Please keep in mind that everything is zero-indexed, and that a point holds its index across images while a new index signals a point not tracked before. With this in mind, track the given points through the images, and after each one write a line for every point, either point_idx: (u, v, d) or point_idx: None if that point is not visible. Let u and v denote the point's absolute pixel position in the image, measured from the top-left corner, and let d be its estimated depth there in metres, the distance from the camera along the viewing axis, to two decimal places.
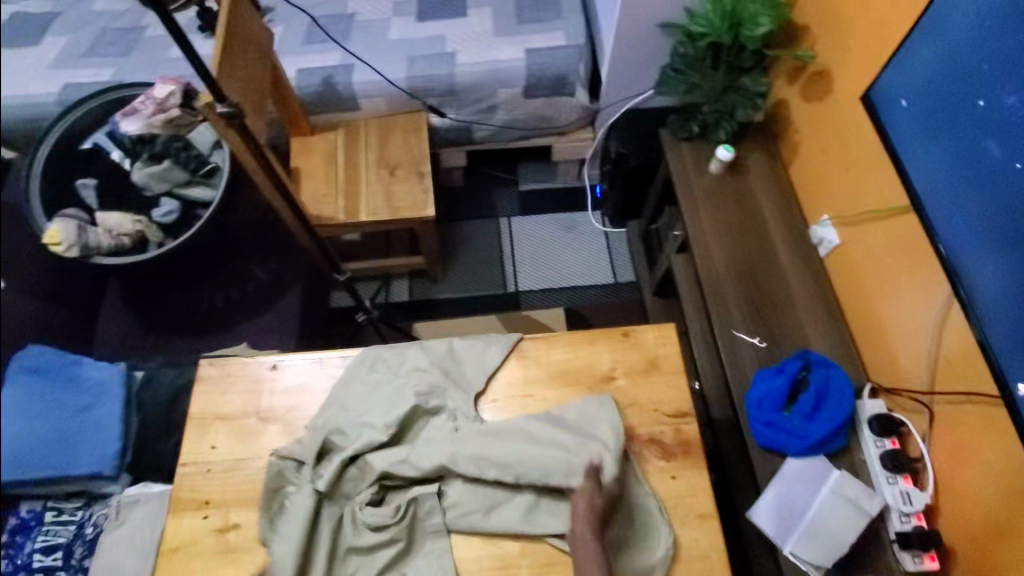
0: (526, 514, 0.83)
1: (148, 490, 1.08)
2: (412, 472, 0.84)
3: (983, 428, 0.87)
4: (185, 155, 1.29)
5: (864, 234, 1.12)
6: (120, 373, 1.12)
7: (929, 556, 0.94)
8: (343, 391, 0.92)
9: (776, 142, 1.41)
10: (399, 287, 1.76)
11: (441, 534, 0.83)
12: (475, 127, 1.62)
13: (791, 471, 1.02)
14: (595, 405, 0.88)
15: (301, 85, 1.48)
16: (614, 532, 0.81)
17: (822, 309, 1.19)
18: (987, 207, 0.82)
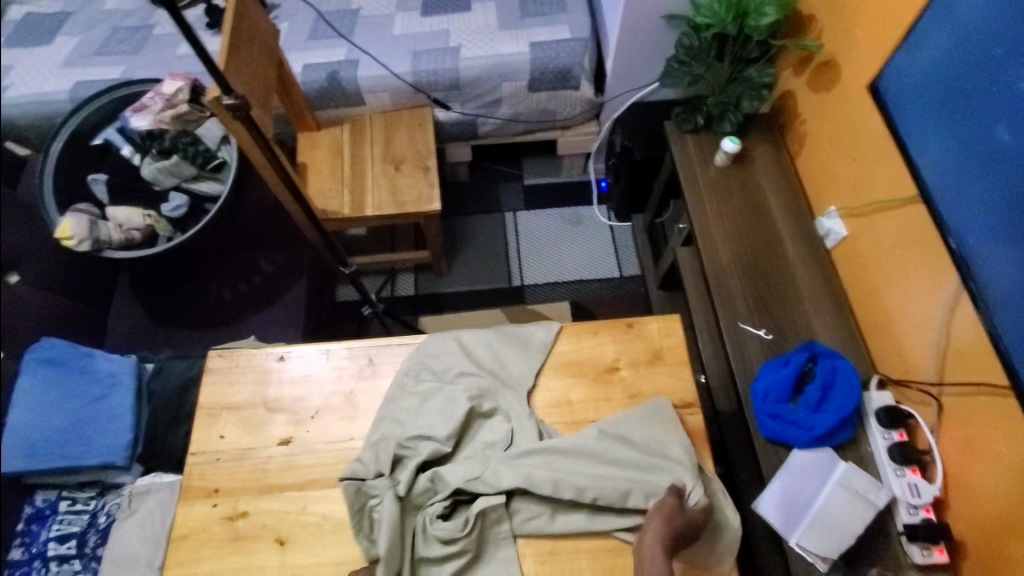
0: (591, 514, 0.82)
1: (160, 480, 1.09)
2: (487, 488, 0.82)
3: (996, 420, 0.86)
4: (192, 150, 1.30)
5: (872, 225, 1.12)
6: (131, 364, 1.12)
7: (937, 548, 0.94)
8: (394, 396, 0.92)
9: (783, 134, 1.40)
10: (405, 281, 1.76)
11: (509, 540, 0.82)
12: (480, 121, 1.62)
13: (797, 463, 1.02)
14: (657, 414, 0.88)
15: (306, 80, 1.48)
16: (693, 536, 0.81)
17: (829, 301, 1.18)
18: (998, 196, 0.81)
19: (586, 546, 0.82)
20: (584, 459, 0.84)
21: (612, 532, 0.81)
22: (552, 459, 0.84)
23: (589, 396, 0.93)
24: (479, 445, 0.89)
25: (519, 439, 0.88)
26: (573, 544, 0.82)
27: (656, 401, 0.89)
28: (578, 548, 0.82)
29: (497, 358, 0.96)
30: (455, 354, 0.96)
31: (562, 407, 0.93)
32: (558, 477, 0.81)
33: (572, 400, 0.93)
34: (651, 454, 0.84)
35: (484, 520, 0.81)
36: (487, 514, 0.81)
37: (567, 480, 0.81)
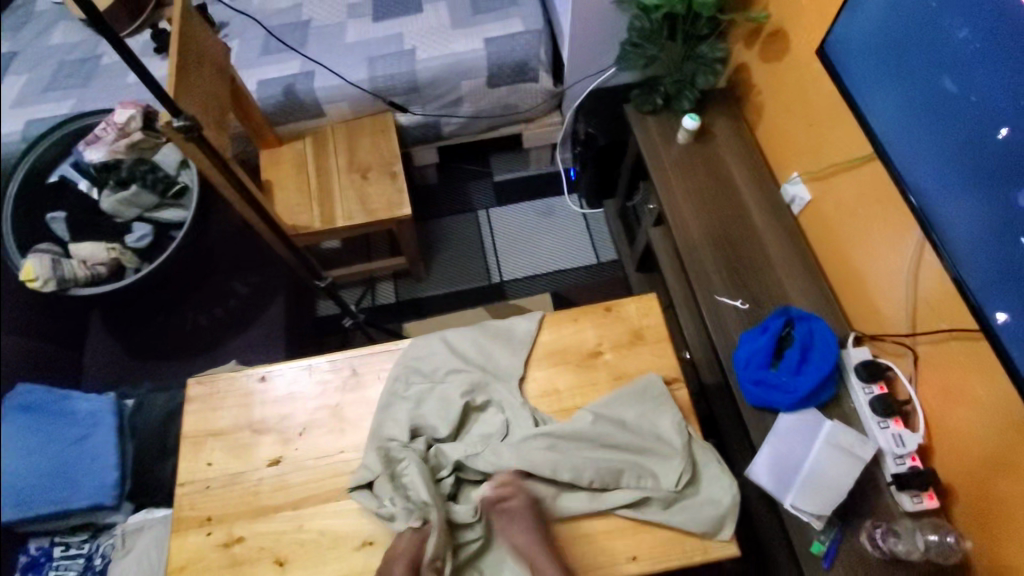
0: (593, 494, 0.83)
1: (151, 516, 1.08)
2: (487, 466, 0.84)
3: (968, 363, 0.90)
4: (151, 177, 1.27)
5: (834, 187, 1.14)
6: (110, 403, 1.11)
7: (927, 495, 0.96)
8: (389, 403, 0.91)
9: (741, 107, 1.42)
10: (384, 289, 1.76)
11: None
12: (443, 122, 1.62)
13: (784, 426, 1.04)
14: (648, 391, 0.89)
15: (262, 96, 1.47)
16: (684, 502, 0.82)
17: (801, 265, 1.20)
18: (951, 146, 0.83)
19: (585, 532, 0.82)
20: (581, 442, 0.85)
21: (614, 510, 0.82)
22: (550, 444, 0.85)
23: (575, 383, 0.94)
24: (476, 435, 0.90)
25: (515, 428, 0.89)
26: (574, 530, 0.82)
27: (645, 377, 0.91)
28: (577, 533, 0.82)
29: (479, 354, 0.96)
30: (434, 354, 0.95)
31: (550, 396, 0.93)
32: (556, 460, 0.83)
33: (559, 388, 0.94)
34: (644, 431, 0.87)
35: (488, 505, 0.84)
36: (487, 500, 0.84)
37: (566, 462, 0.83)
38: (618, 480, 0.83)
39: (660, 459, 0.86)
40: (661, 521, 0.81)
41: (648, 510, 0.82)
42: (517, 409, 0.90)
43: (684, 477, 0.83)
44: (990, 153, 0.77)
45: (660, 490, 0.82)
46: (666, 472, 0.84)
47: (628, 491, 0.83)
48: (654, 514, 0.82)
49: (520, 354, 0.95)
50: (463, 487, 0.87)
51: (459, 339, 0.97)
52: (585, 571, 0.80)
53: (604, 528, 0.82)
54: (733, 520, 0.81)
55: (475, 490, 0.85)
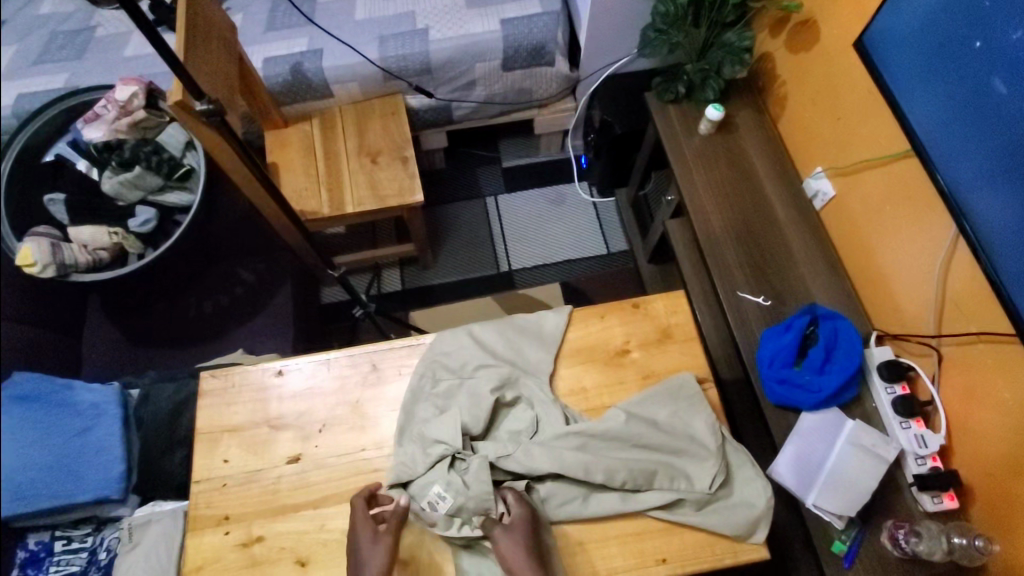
0: (625, 495, 0.81)
1: (160, 509, 1.04)
2: (519, 468, 0.82)
3: (998, 366, 0.87)
4: (156, 159, 1.21)
5: (861, 183, 1.12)
6: (116, 393, 1.06)
7: (947, 495, 0.95)
8: (416, 394, 0.89)
9: (763, 97, 1.39)
10: (390, 277, 1.72)
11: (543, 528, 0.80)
12: (454, 105, 1.57)
13: (807, 426, 1.02)
14: (681, 390, 0.88)
15: (268, 75, 1.41)
16: (716, 506, 0.81)
17: (823, 262, 1.19)
18: (996, 148, 0.81)
19: (615, 533, 0.81)
20: (615, 442, 0.84)
21: (646, 512, 0.81)
22: (583, 442, 0.83)
23: (602, 382, 0.92)
24: (505, 432, 0.88)
25: (544, 425, 0.87)
26: (603, 530, 0.81)
27: (679, 376, 0.89)
28: (607, 534, 0.80)
29: (503, 350, 0.93)
30: (457, 349, 0.93)
31: (576, 394, 0.91)
32: (589, 460, 0.81)
33: (585, 386, 0.92)
34: (677, 430, 0.85)
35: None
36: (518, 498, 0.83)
37: (599, 462, 0.81)
38: (651, 482, 0.81)
39: (694, 460, 0.84)
40: (693, 523, 0.80)
41: (683, 511, 0.81)
42: (542, 407, 0.88)
43: (718, 479, 0.81)
44: None
45: (694, 492, 0.81)
46: (700, 473, 0.82)
47: (660, 493, 0.81)
48: (688, 516, 0.80)
49: (544, 350, 0.93)
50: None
51: (484, 335, 0.94)
52: (616, 573, 0.78)
53: (635, 529, 0.81)
54: (766, 524, 0.80)
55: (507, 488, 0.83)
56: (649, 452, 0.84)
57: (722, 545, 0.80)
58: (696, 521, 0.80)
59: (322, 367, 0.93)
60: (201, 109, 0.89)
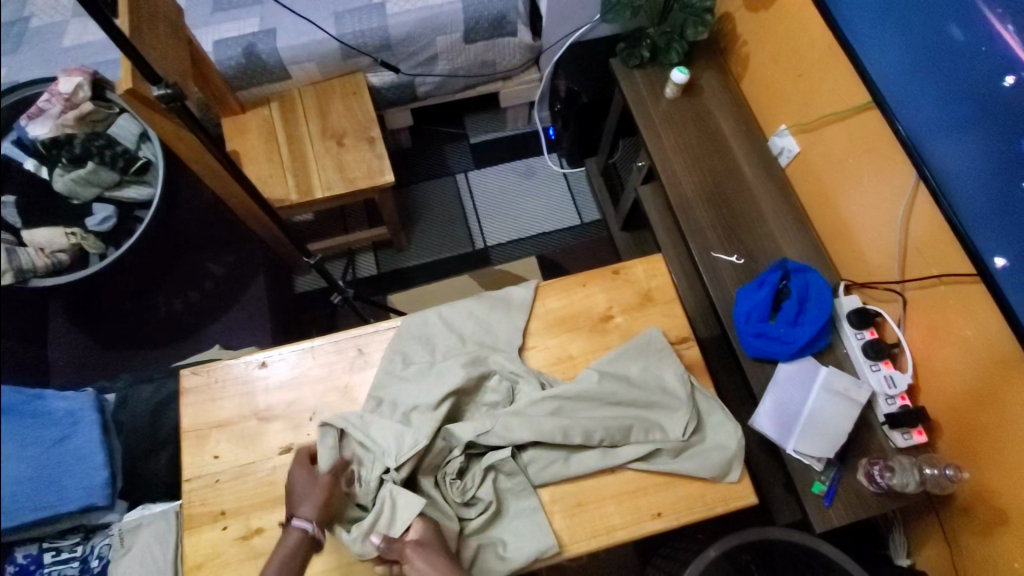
0: (604, 451, 0.84)
1: (149, 512, 1.03)
2: (499, 441, 0.82)
3: (960, 305, 0.92)
4: (110, 153, 1.17)
5: (824, 137, 1.14)
6: (91, 399, 1.03)
7: (916, 431, 1.00)
8: (384, 368, 0.89)
9: (725, 58, 1.40)
10: (365, 262, 1.69)
11: (528, 491, 0.82)
12: (418, 81, 1.54)
13: (783, 376, 1.06)
14: (649, 346, 0.90)
15: (219, 58, 1.34)
16: (691, 454, 0.84)
17: (791, 217, 1.22)
18: (955, 95, 0.85)
19: (608, 492, 0.83)
20: (590, 403, 0.86)
21: (626, 466, 0.84)
22: (558, 406, 0.85)
23: (588, 349, 0.93)
24: (482, 406, 0.88)
25: (521, 393, 0.88)
26: (598, 490, 0.83)
27: (647, 332, 0.91)
28: (603, 494, 0.83)
29: (481, 322, 0.94)
30: (429, 326, 0.93)
31: (563, 362, 0.93)
32: (566, 424, 0.83)
33: (572, 354, 0.93)
34: (648, 384, 0.88)
35: (498, 471, 0.83)
36: (498, 466, 0.83)
37: (575, 425, 0.83)
38: (627, 437, 0.84)
39: (666, 412, 0.87)
40: (671, 469, 0.83)
41: (661, 460, 0.84)
42: (529, 376, 0.89)
43: (690, 426, 0.84)
44: (991, 97, 0.80)
45: (668, 440, 0.84)
46: (672, 422, 0.85)
47: (637, 446, 0.84)
48: (665, 463, 0.84)
49: (525, 319, 0.94)
50: (472, 460, 0.85)
51: (453, 315, 0.95)
52: (614, 530, 0.81)
53: (629, 486, 0.83)
54: (739, 463, 0.84)
55: (484, 461, 0.83)
56: (622, 409, 0.86)
57: (713, 494, 0.83)
58: (674, 468, 0.83)
59: (305, 355, 0.92)
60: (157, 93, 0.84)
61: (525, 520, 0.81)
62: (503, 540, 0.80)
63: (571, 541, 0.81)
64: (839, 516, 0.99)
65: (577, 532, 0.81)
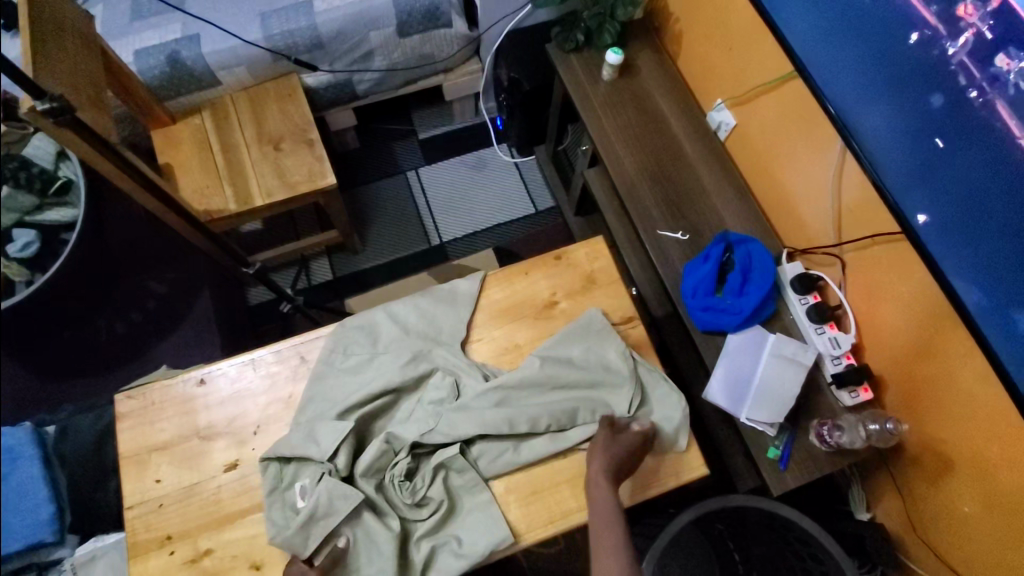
0: (552, 435, 0.85)
1: (103, 543, 1.00)
2: (445, 438, 0.82)
3: (892, 264, 0.94)
4: (25, 175, 1.12)
5: (757, 109, 1.16)
6: (29, 432, 0.98)
7: (862, 389, 1.03)
8: (321, 374, 0.89)
9: (659, 37, 1.41)
10: (319, 267, 1.66)
11: (480, 487, 0.82)
12: (356, 79, 1.51)
13: (733, 347, 1.07)
14: (590, 326, 0.90)
15: (142, 69, 1.29)
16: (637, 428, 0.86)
17: (732, 189, 1.23)
18: (864, 58, 0.88)
19: (562, 475, 0.84)
20: (534, 389, 0.86)
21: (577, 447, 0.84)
22: (502, 397, 0.85)
23: (534, 336, 0.94)
24: (426, 404, 0.87)
25: (465, 387, 0.88)
26: (552, 474, 0.84)
27: (587, 313, 0.92)
28: (558, 479, 0.84)
29: (422, 320, 0.93)
30: (370, 327, 0.93)
31: (510, 352, 0.93)
32: (511, 414, 0.83)
33: (519, 342, 0.93)
34: (592, 363, 0.88)
35: (448, 469, 0.83)
36: (448, 464, 0.82)
37: (521, 414, 0.83)
38: (573, 419, 0.85)
39: (611, 390, 0.88)
40: None
41: None
42: (471, 369, 0.89)
43: (635, 401, 0.86)
44: (902, 56, 0.82)
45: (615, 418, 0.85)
46: (618, 400, 0.87)
47: (584, 426, 0.85)
48: None
49: (469, 312, 0.94)
50: (422, 459, 0.85)
51: (395, 314, 0.94)
52: (570, 515, 0.82)
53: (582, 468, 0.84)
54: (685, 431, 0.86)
55: (432, 459, 0.83)
56: (568, 392, 0.87)
57: (663, 467, 0.86)
58: None
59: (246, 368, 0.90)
60: (42, 108, 0.87)
61: (480, 514, 0.81)
62: (459, 536, 0.80)
63: (527, 530, 0.81)
64: (794, 478, 1.01)
65: (533, 520, 0.81)
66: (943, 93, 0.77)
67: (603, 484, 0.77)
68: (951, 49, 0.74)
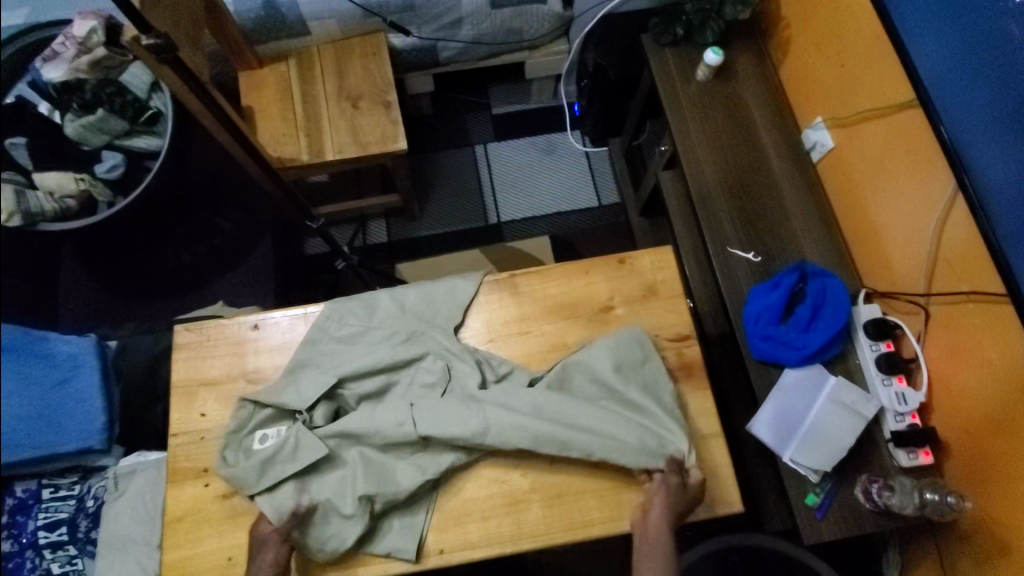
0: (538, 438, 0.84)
1: (144, 458, 1.07)
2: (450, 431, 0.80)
3: (985, 326, 0.86)
4: (120, 101, 1.15)
5: (860, 135, 1.07)
6: (93, 344, 1.03)
7: (923, 451, 0.96)
8: (315, 341, 0.89)
9: (764, 41, 1.31)
10: (376, 228, 1.67)
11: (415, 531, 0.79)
12: (441, 45, 1.51)
13: (788, 383, 1.02)
14: (624, 339, 0.86)
15: (238, 9, 1.31)
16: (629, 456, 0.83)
17: (816, 217, 1.15)
18: (1007, 99, 0.78)
19: (591, 485, 0.82)
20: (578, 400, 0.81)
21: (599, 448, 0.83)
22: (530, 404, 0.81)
23: (585, 337, 0.91)
24: (416, 386, 0.86)
25: (456, 372, 0.86)
26: (581, 481, 0.82)
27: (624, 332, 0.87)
28: (585, 487, 0.82)
29: (422, 300, 0.92)
30: (369, 301, 0.93)
31: (557, 350, 0.91)
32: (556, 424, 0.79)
33: (567, 342, 0.91)
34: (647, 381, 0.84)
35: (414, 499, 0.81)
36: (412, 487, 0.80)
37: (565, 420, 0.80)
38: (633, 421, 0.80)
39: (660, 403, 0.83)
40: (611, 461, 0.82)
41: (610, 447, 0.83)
42: (463, 354, 0.88)
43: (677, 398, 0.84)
44: None
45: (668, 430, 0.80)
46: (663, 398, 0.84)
47: None
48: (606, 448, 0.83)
49: (467, 298, 0.92)
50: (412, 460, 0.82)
51: (400, 291, 0.93)
52: (592, 525, 0.80)
53: (612, 480, 0.82)
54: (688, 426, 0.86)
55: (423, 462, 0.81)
56: (636, 414, 0.82)
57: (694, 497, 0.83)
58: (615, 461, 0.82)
59: (299, 322, 0.93)
60: (147, 43, 0.88)
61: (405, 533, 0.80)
62: (397, 524, 0.80)
63: (543, 532, 0.80)
64: (830, 530, 0.96)
65: (553, 523, 0.81)
66: None
67: (663, 529, 0.75)
68: None
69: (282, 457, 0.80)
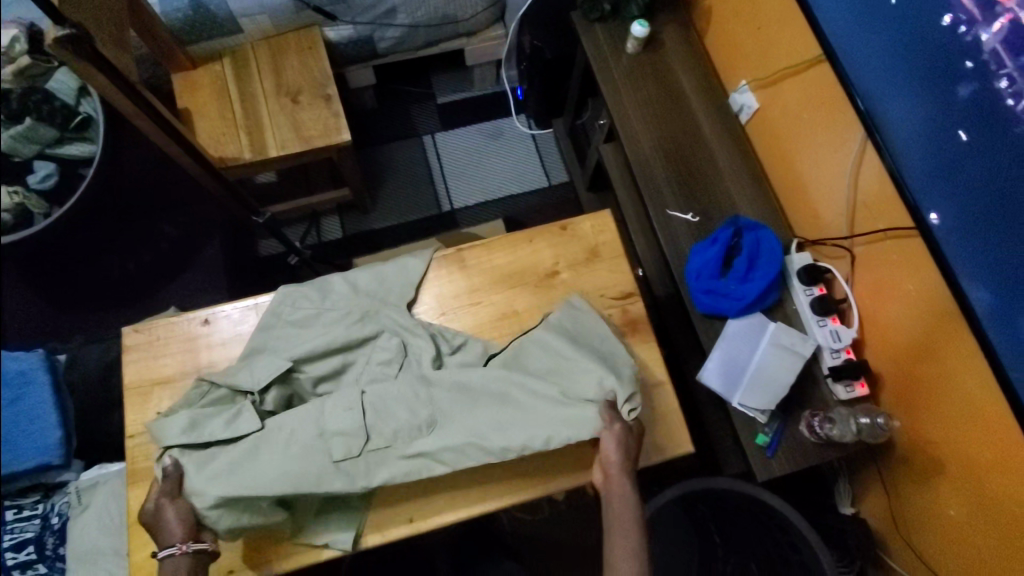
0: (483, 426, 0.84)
1: (106, 470, 1.06)
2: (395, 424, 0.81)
3: (902, 261, 0.93)
4: (48, 108, 1.14)
5: (781, 94, 1.13)
6: (41, 357, 1.01)
7: (858, 383, 1.03)
8: (269, 328, 0.90)
9: (689, 12, 1.37)
10: (329, 224, 1.67)
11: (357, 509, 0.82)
12: (377, 35, 1.51)
13: (732, 332, 1.07)
14: (577, 314, 0.89)
15: (164, 10, 1.29)
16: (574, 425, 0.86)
17: (748, 175, 1.21)
18: (897, 43, 0.85)
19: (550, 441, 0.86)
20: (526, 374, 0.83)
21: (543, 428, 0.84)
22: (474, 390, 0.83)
23: (534, 303, 0.95)
24: (373, 365, 0.87)
25: (412, 348, 0.88)
26: None
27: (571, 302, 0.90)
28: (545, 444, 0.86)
29: (374, 281, 0.94)
30: (322, 285, 0.93)
31: (509, 317, 0.94)
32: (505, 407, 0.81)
33: (517, 309, 0.94)
34: (600, 356, 0.85)
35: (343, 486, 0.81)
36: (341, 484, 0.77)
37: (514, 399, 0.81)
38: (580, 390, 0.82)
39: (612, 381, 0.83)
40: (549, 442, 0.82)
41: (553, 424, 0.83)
42: (417, 330, 0.90)
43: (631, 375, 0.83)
44: (931, 45, 0.79)
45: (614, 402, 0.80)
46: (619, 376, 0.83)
47: None
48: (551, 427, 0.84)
49: (418, 276, 0.94)
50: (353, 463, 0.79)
51: (352, 273, 0.94)
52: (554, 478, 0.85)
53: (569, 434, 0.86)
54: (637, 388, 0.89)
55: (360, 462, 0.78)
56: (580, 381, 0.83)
57: (649, 443, 0.87)
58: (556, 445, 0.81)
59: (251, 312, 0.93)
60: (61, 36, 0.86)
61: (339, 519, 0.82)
62: (339, 520, 0.82)
63: (507, 490, 0.84)
64: (781, 465, 1.02)
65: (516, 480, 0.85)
66: (970, 84, 0.75)
67: (620, 474, 0.78)
68: (982, 36, 0.71)
69: (218, 420, 0.80)
